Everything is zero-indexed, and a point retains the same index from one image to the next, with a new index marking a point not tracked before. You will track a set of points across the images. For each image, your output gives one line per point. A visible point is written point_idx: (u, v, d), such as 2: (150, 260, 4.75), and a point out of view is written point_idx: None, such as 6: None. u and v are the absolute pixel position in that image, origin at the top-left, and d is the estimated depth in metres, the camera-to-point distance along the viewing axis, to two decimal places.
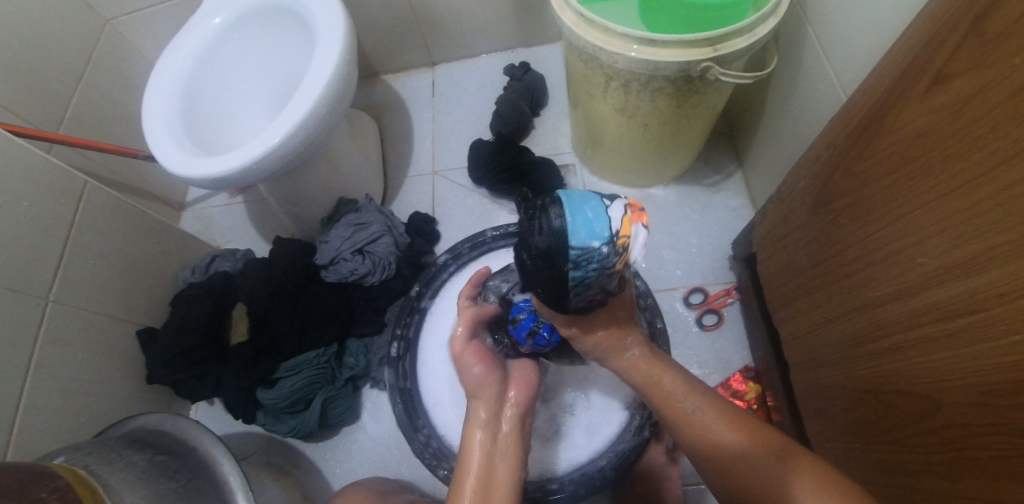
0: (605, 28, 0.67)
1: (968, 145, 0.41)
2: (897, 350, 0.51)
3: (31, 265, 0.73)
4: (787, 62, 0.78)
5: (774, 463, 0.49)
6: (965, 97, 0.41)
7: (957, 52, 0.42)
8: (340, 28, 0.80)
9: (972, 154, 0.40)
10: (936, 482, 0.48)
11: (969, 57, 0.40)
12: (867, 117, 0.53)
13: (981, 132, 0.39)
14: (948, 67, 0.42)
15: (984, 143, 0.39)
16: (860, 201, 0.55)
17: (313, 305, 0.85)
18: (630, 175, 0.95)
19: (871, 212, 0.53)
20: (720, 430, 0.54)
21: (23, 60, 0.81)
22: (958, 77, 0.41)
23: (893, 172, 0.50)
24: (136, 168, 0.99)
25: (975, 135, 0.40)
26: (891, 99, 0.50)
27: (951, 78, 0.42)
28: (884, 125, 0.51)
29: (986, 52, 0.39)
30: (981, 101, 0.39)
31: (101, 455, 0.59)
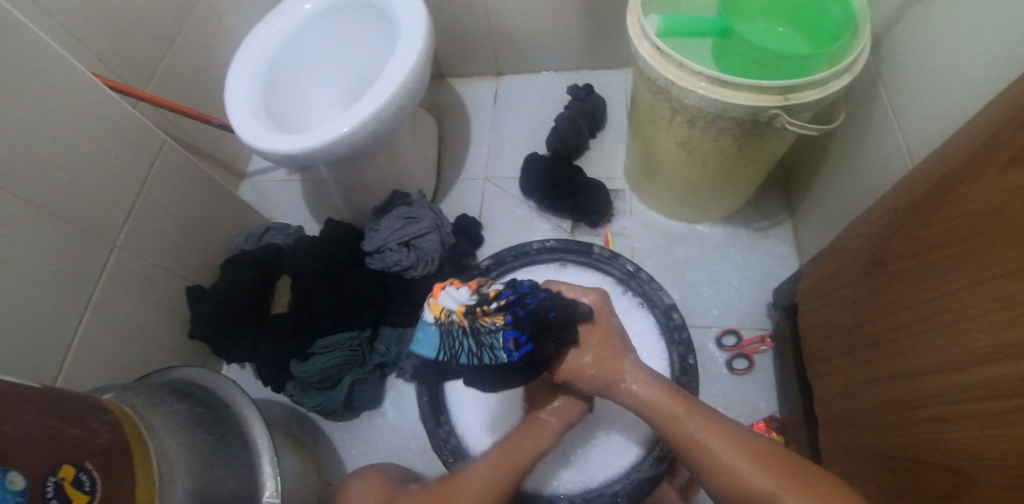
0: (680, 63, 0.68)
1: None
2: (934, 421, 0.51)
3: (105, 209, 0.78)
4: (855, 120, 0.78)
5: (766, 477, 0.51)
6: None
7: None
8: (421, 30, 0.83)
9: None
10: None
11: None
12: (938, 185, 0.53)
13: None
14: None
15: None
16: (917, 268, 0.55)
17: (354, 288, 0.88)
18: (679, 209, 0.96)
19: (928, 280, 0.53)
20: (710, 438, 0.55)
21: (126, 20, 0.87)
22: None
23: (957, 244, 0.49)
24: (209, 133, 1.05)
25: None
26: (964, 171, 0.50)
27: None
28: (954, 195, 0.51)
29: None
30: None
31: (145, 398, 0.63)
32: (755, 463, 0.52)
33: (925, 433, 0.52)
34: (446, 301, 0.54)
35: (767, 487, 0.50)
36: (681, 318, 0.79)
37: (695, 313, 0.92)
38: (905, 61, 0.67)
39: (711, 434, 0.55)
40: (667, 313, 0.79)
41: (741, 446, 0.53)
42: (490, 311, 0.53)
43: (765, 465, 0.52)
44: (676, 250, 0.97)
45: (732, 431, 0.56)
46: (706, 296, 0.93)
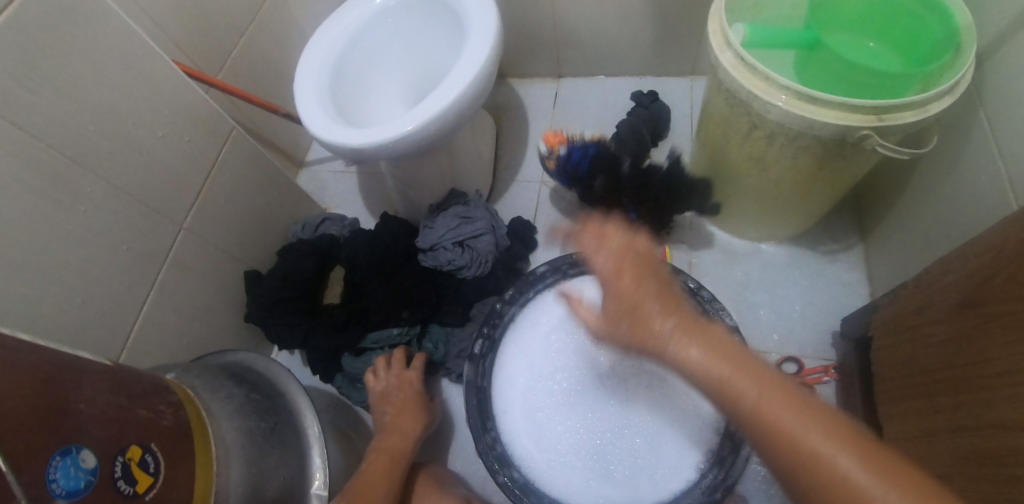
0: (765, 76, 0.65)
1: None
2: (1016, 482, 0.47)
3: (175, 192, 0.80)
4: (948, 146, 0.73)
5: (859, 462, 0.38)
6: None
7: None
8: (490, 30, 0.82)
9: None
10: None
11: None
12: None
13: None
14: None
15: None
16: (1010, 313, 0.50)
17: (407, 284, 0.89)
18: (743, 226, 0.92)
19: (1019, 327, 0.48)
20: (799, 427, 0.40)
21: (205, 8, 0.89)
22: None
23: None
24: (273, 122, 1.07)
25: None
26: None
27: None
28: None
29: None
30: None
31: (206, 380, 0.64)
32: (828, 434, 0.39)
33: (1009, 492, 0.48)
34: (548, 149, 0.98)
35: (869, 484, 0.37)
36: None
37: (754, 336, 0.88)
38: (1013, 84, 0.62)
39: (764, 397, 0.41)
40: None
41: (798, 401, 0.41)
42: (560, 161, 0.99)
43: (851, 440, 0.39)
44: (736, 268, 0.93)
45: (793, 387, 0.43)
46: (766, 319, 0.88)
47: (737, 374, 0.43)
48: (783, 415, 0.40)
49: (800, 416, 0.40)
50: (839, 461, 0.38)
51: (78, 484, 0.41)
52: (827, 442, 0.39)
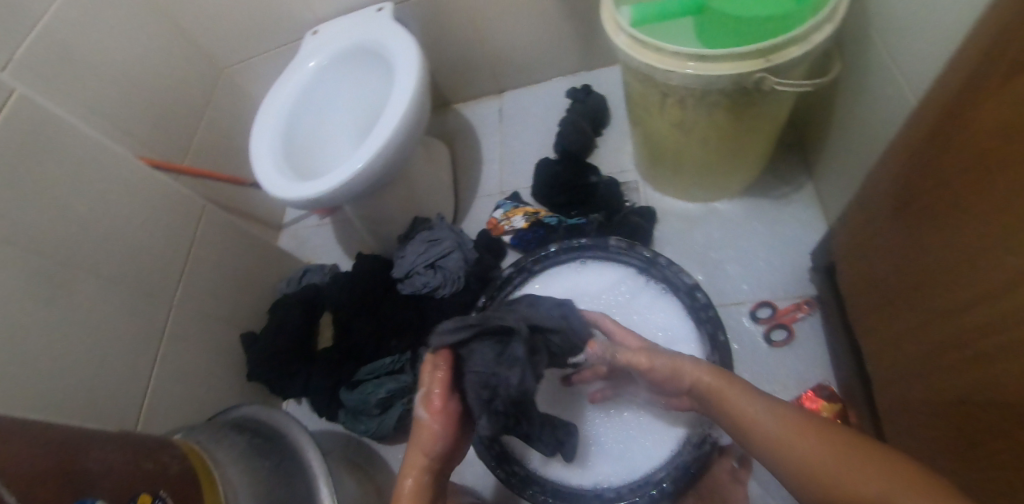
0: (657, 48, 0.70)
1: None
2: (975, 361, 0.49)
3: (160, 273, 0.86)
4: (852, 70, 0.76)
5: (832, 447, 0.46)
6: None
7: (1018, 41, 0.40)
8: (415, 65, 0.89)
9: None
10: None
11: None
12: (942, 117, 0.51)
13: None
14: (1016, 54, 0.40)
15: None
16: (939, 202, 0.53)
17: (389, 315, 0.94)
18: (694, 190, 0.95)
19: (953, 213, 0.51)
20: (768, 423, 0.52)
21: (160, 104, 0.98)
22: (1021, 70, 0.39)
23: (972, 172, 0.47)
24: (245, 193, 1.14)
25: None
26: (965, 92, 0.48)
27: (1016, 69, 0.40)
28: (962, 119, 0.48)
29: None
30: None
31: (210, 434, 0.69)
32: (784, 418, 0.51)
33: (970, 375, 0.50)
34: (496, 216, 1.02)
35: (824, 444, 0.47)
36: (705, 297, 0.78)
37: (726, 291, 0.90)
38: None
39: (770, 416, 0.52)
40: (690, 294, 0.78)
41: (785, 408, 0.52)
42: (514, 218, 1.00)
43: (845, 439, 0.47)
44: (697, 231, 0.96)
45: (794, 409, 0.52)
46: (733, 273, 0.91)
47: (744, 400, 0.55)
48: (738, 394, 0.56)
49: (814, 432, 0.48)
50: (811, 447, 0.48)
51: None
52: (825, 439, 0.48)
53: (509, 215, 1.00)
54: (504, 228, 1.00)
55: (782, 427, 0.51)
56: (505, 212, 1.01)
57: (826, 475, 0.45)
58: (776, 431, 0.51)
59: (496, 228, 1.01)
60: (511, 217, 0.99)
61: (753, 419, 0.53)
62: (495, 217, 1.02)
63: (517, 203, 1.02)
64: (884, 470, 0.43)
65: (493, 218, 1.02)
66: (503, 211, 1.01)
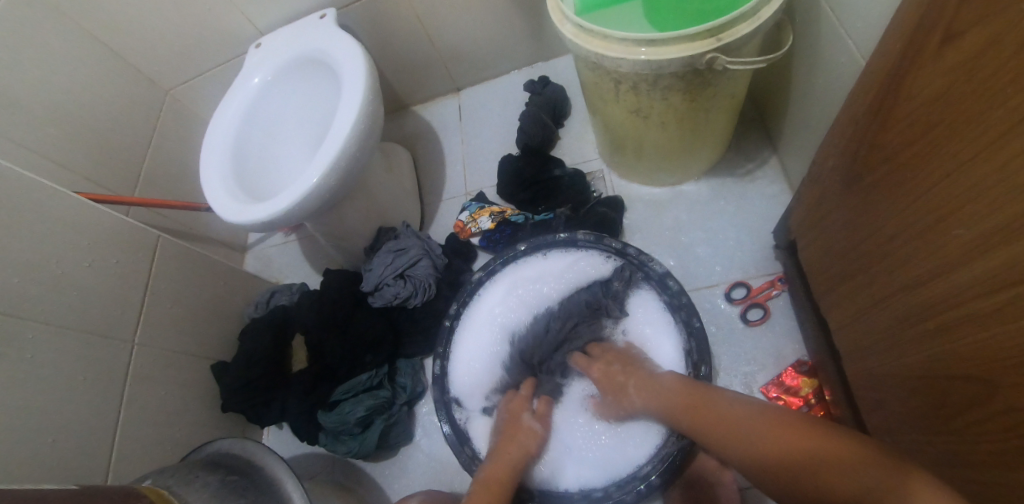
0: (604, 35, 0.68)
1: (993, 101, 0.39)
2: (943, 332, 0.49)
3: (116, 312, 0.82)
4: (805, 40, 0.75)
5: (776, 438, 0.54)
6: (978, 51, 0.39)
7: (961, 7, 0.40)
8: (361, 72, 0.86)
9: (993, 111, 0.39)
10: (1005, 473, 0.45)
11: (977, 12, 0.38)
12: (883, 89, 0.51)
13: (1001, 86, 0.38)
14: (955, 23, 0.41)
15: (1005, 95, 0.37)
16: (888, 176, 0.53)
17: (361, 330, 0.91)
18: (658, 174, 0.94)
19: (903, 186, 0.51)
20: (742, 424, 0.57)
21: (100, 135, 0.93)
22: (968, 33, 0.40)
23: (917, 142, 0.48)
24: (202, 218, 1.10)
25: (995, 90, 0.38)
26: (906, 63, 0.48)
27: (963, 33, 0.40)
28: (903, 91, 0.48)
29: (992, 4, 0.37)
30: (996, 53, 0.37)
31: (181, 476, 0.66)
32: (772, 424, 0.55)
33: (939, 347, 0.50)
34: (462, 218, 1.00)
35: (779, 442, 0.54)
36: (678, 284, 0.77)
37: (698, 274, 0.89)
38: None
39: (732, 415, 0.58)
40: (662, 282, 0.78)
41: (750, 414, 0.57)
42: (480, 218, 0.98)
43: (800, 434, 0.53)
44: (666, 216, 0.94)
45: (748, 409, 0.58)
46: (705, 255, 0.90)
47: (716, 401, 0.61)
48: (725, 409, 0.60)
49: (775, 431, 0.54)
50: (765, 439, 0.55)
51: None
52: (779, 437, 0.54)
53: (474, 217, 0.98)
54: (470, 230, 0.98)
55: (765, 437, 0.55)
56: (470, 214, 0.99)
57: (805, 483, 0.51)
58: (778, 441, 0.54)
59: (463, 230, 0.99)
60: (478, 219, 0.97)
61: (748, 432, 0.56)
62: (461, 220, 0.99)
63: (481, 204, 1.00)
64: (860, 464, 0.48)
65: (458, 221, 1.00)
66: (468, 214, 0.99)
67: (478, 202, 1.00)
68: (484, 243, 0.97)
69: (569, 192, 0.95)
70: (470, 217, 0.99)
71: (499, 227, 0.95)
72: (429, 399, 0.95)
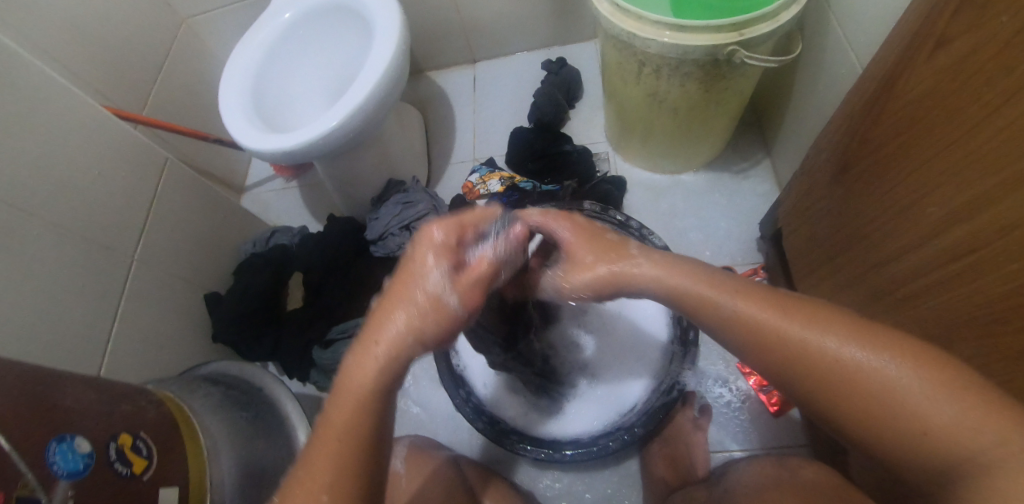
0: (638, 16, 0.73)
1: (971, 98, 0.45)
2: (911, 300, 0.56)
3: (119, 225, 0.81)
4: (811, 50, 0.83)
5: (812, 329, 0.40)
6: (964, 55, 0.45)
7: (954, 16, 0.46)
8: (395, 23, 0.88)
9: (971, 105, 0.45)
10: None
11: (967, 21, 0.44)
12: (876, 90, 0.57)
13: (980, 84, 0.44)
14: (948, 31, 0.46)
15: (983, 92, 0.44)
16: (871, 166, 0.59)
17: (363, 277, 0.95)
18: (661, 162, 1.00)
19: (883, 174, 0.58)
20: (754, 313, 0.42)
21: (115, 49, 0.91)
22: (955, 41, 0.46)
23: (900, 136, 0.54)
24: (205, 151, 1.09)
25: (975, 87, 0.44)
26: (898, 67, 0.54)
27: (950, 42, 0.46)
28: (895, 90, 0.54)
29: (979, 14, 0.43)
30: (976, 58, 0.44)
31: (182, 386, 0.66)
32: (814, 321, 0.40)
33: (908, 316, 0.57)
34: (472, 180, 1.03)
35: (823, 338, 0.39)
36: None
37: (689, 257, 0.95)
38: None
39: (748, 306, 0.43)
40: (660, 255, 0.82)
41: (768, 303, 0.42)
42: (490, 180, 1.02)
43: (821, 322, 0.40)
44: (664, 201, 1.01)
45: (774, 298, 0.43)
46: (696, 240, 0.97)
47: (707, 287, 0.45)
48: (766, 313, 0.42)
49: (809, 323, 0.40)
50: (806, 337, 0.40)
51: (78, 466, 0.44)
52: (823, 334, 0.39)
53: (485, 181, 1.02)
54: (478, 191, 1.01)
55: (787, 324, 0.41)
56: (480, 178, 1.02)
57: (852, 413, 0.38)
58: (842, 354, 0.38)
59: (471, 192, 1.02)
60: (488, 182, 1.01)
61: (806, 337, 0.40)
62: (470, 182, 1.03)
63: (491, 169, 1.03)
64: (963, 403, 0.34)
65: (467, 183, 1.03)
66: (478, 177, 1.03)
67: (487, 168, 1.04)
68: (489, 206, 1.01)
69: (577, 168, 0.99)
70: (480, 180, 1.02)
71: (507, 192, 0.99)
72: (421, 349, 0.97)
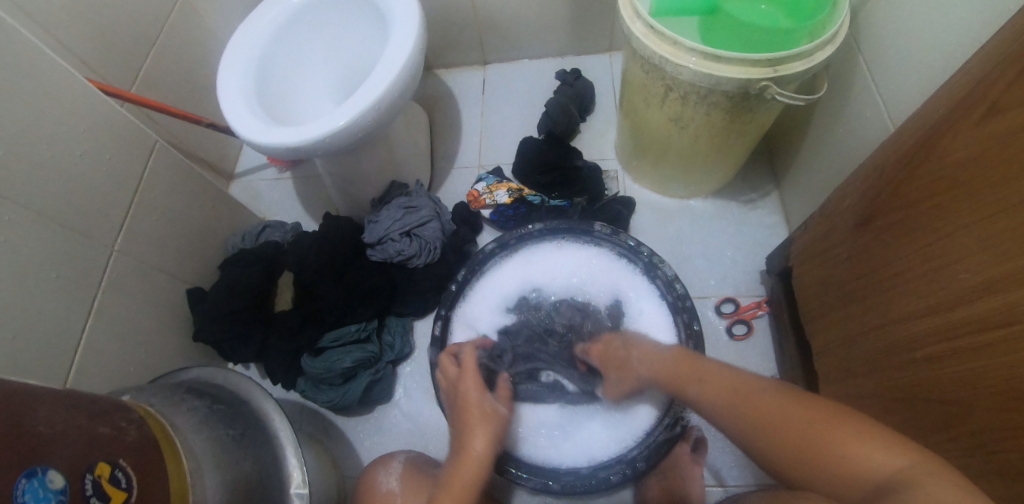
0: (674, 41, 0.71)
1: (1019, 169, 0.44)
2: (928, 359, 0.56)
3: (100, 213, 0.75)
4: (835, 90, 0.82)
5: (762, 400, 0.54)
6: (1018, 127, 0.45)
7: (1010, 87, 0.46)
8: (413, 21, 0.83)
9: (1019, 180, 0.45)
10: None
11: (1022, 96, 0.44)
12: (914, 146, 0.57)
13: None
14: (1002, 100, 0.46)
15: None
16: (903, 220, 0.59)
17: (358, 281, 0.90)
18: (672, 185, 0.99)
19: (915, 231, 0.57)
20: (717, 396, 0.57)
21: (105, 19, 0.84)
22: (1009, 111, 0.46)
23: (939, 195, 0.54)
24: (196, 134, 1.03)
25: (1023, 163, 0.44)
26: (941, 129, 0.54)
27: (1003, 111, 0.46)
28: (936, 149, 0.54)
29: None
30: None
31: (165, 397, 0.62)
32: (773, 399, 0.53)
33: (923, 375, 0.56)
34: (478, 188, 0.99)
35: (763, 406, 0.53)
36: (684, 288, 0.81)
37: (694, 284, 0.95)
38: (881, 28, 0.70)
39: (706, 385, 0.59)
40: (669, 285, 0.81)
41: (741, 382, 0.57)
42: (497, 189, 0.98)
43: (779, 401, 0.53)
44: (670, 225, 0.99)
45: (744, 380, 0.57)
46: (702, 268, 0.96)
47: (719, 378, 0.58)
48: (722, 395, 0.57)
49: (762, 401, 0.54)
50: (760, 406, 0.53)
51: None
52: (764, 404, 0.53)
53: (492, 190, 0.97)
54: (484, 200, 0.97)
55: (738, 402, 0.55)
56: (486, 187, 0.98)
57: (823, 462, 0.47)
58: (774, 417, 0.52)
59: (475, 200, 0.98)
60: (495, 191, 0.97)
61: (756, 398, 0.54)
62: (476, 190, 0.99)
63: (498, 179, 1.00)
64: (885, 448, 0.44)
65: (472, 191, 0.99)
66: (485, 186, 0.99)
67: (493, 177, 1.01)
68: (494, 216, 0.97)
69: (587, 185, 0.97)
70: (487, 190, 0.98)
71: (515, 204, 0.96)
72: (414, 360, 0.94)
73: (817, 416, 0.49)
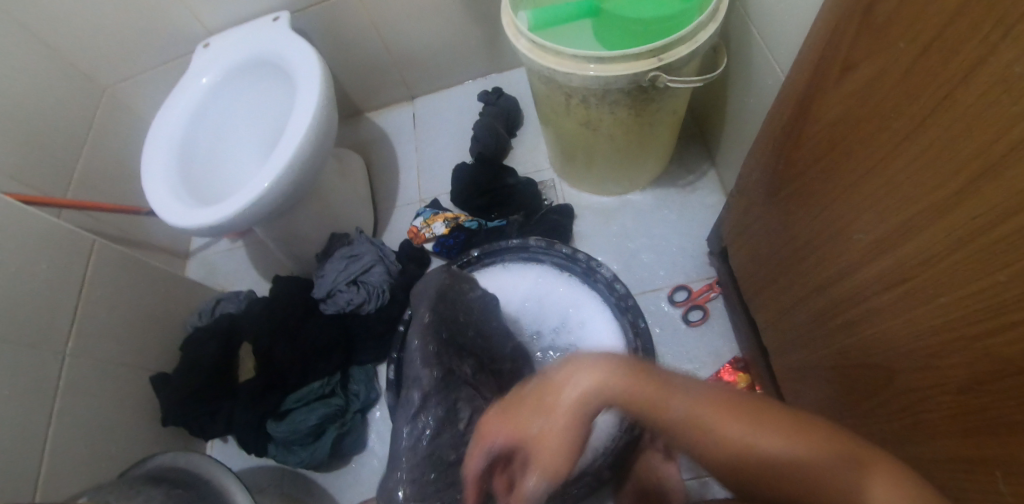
0: (556, 51, 0.71)
1: (881, 123, 0.44)
2: (849, 324, 0.54)
3: (48, 322, 0.77)
4: (737, 62, 0.82)
5: (738, 427, 0.40)
6: (870, 79, 0.44)
7: (855, 42, 0.45)
8: (316, 76, 0.85)
9: (883, 133, 0.44)
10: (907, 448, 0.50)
11: (867, 47, 0.43)
12: (794, 113, 0.56)
13: (888, 111, 0.43)
14: (851, 57, 0.46)
15: (891, 121, 0.43)
16: (801, 187, 0.58)
17: (312, 337, 0.90)
18: (607, 184, 0.98)
19: (812, 196, 0.56)
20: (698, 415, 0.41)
21: (30, 134, 0.87)
22: (860, 65, 0.45)
23: (822, 158, 0.53)
24: (141, 222, 1.06)
25: (883, 115, 0.44)
26: (810, 95, 0.53)
27: (855, 67, 0.46)
28: (810, 115, 0.54)
29: (881, 37, 0.42)
30: (881, 84, 0.43)
31: (120, 492, 0.63)
32: (785, 434, 0.39)
33: (849, 341, 0.55)
34: (417, 222, 1.02)
35: (749, 440, 0.40)
36: (625, 287, 0.80)
37: (644, 278, 0.94)
38: None
39: (696, 409, 0.41)
40: (610, 286, 0.81)
41: (712, 399, 0.42)
42: (435, 221, 0.99)
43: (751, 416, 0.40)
44: (613, 223, 0.99)
45: (719, 394, 0.42)
46: (650, 261, 0.95)
47: (710, 415, 0.41)
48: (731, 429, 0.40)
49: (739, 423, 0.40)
50: (728, 436, 0.40)
51: None
52: (740, 430, 0.40)
53: (430, 224, 0.99)
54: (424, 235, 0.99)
55: (714, 432, 0.41)
56: (424, 222, 1.00)
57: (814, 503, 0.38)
58: (757, 447, 0.40)
59: (416, 237, 1.00)
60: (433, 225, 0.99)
61: (748, 446, 0.40)
62: (416, 228, 1.01)
63: (436, 212, 1.01)
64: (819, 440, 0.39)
65: (412, 228, 1.01)
66: (423, 221, 1.00)
67: (429, 211, 1.02)
68: (437, 248, 0.98)
69: (522, 202, 0.98)
70: (426, 225, 1.00)
71: (454, 233, 0.97)
72: (383, 404, 0.95)
73: (787, 430, 0.39)
